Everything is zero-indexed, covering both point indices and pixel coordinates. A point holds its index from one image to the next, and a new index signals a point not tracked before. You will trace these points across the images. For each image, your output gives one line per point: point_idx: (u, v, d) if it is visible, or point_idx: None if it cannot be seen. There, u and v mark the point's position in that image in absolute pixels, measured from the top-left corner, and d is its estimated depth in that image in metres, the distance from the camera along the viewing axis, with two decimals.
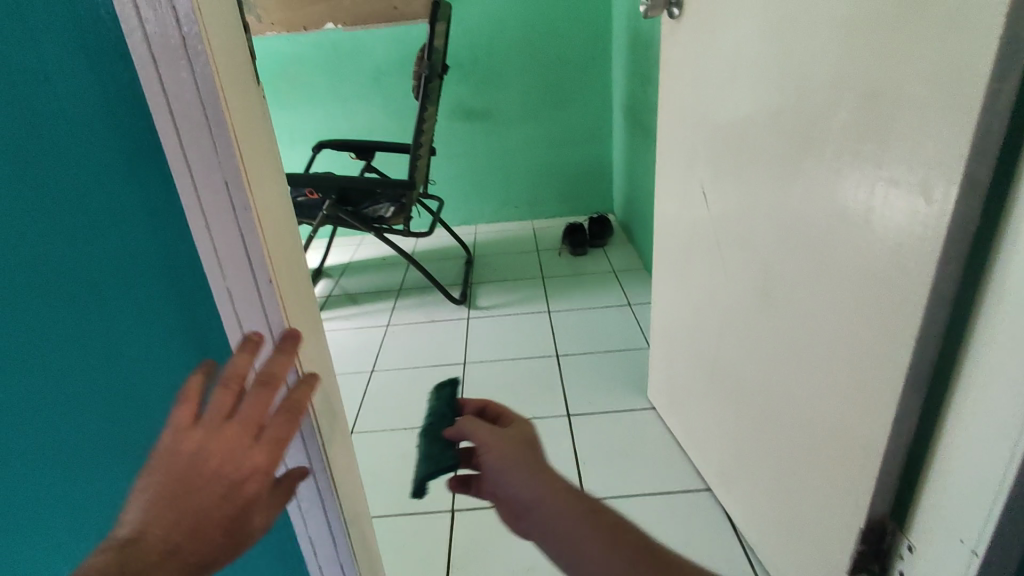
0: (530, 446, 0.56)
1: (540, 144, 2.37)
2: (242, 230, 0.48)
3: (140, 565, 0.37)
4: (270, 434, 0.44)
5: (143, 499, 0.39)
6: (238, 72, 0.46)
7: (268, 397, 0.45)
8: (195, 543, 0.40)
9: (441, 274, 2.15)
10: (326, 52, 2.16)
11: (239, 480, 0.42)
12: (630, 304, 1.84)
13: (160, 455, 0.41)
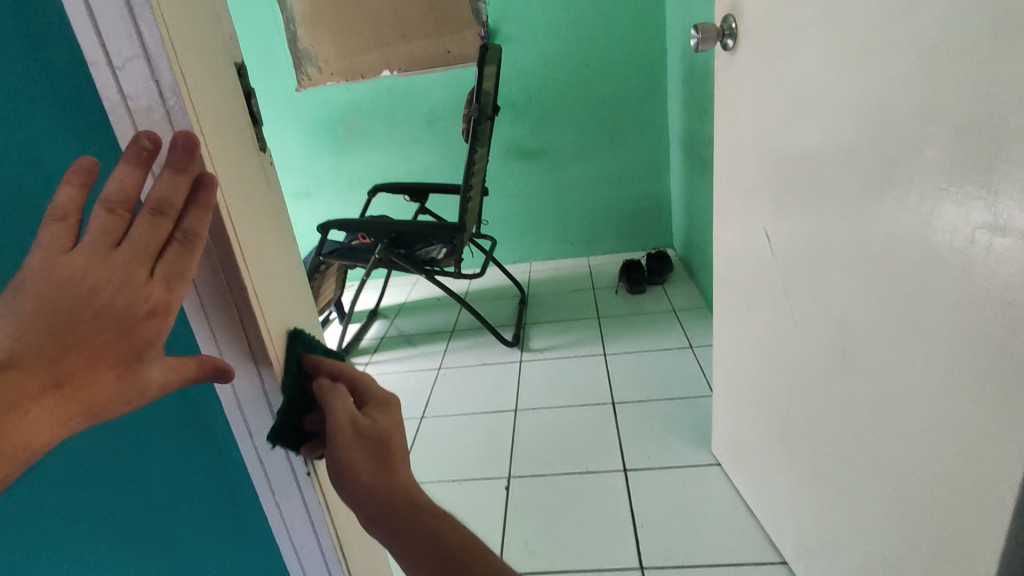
0: (386, 441, 0.45)
1: (594, 180, 2.32)
2: (238, 313, 0.45)
3: (6, 395, 0.32)
4: (167, 272, 0.37)
5: (11, 321, 0.33)
6: (232, 146, 0.43)
7: (163, 227, 0.37)
8: (88, 380, 0.35)
9: (494, 315, 2.11)
10: (382, 99, 2.22)
11: (136, 316, 0.36)
12: (692, 346, 1.73)
13: (30, 274, 0.34)
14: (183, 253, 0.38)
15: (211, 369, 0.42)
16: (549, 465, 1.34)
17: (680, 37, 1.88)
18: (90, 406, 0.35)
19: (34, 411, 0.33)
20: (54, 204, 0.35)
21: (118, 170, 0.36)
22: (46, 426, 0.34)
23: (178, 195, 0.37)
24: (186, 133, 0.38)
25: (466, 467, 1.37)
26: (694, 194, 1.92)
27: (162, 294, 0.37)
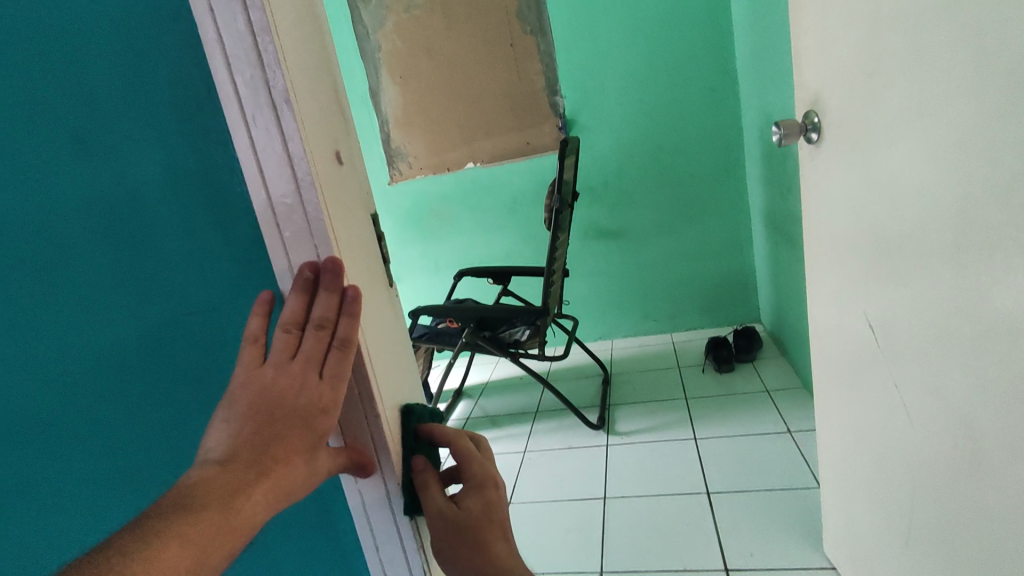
0: (477, 528, 0.50)
1: (675, 257, 2.32)
2: (372, 431, 0.51)
3: (229, 489, 0.39)
4: (333, 370, 0.45)
5: (228, 428, 0.42)
6: (371, 285, 0.51)
7: (327, 336, 0.45)
8: (285, 466, 0.42)
9: (578, 395, 2.10)
10: (467, 188, 2.36)
11: (314, 410, 0.44)
12: (791, 431, 1.63)
13: (236, 392, 0.44)
14: (344, 352, 0.45)
15: (356, 463, 0.50)
16: (642, 560, 1.28)
17: (756, 117, 1.90)
18: (288, 489, 0.42)
19: (253, 496, 0.40)
20: (245, 334, 0.46)
21: (290, 301, 0.45)
22: (260, 509, 0.40)
23: (335, 309, 0.45)
24: (330, 258, 0.45)
25: (556, 559, 1.33)
26: (782, 270, 1.87)
27: (330, 392, 0.45)
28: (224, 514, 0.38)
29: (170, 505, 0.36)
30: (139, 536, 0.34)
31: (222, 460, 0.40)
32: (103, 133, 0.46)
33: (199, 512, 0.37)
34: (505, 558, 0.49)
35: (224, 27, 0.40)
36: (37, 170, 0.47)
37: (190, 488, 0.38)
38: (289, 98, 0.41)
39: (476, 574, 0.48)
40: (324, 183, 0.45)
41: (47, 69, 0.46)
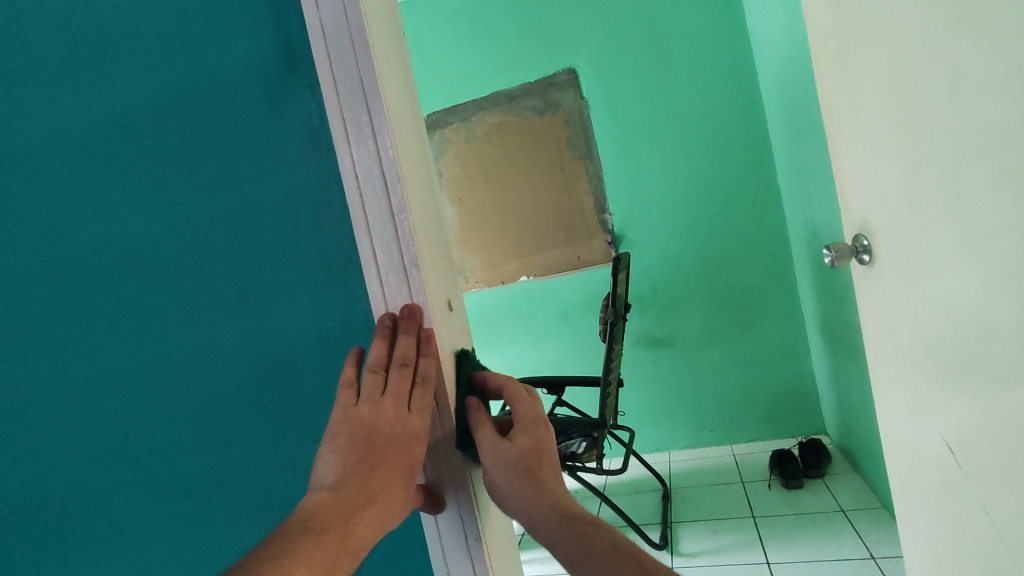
0: (531, 462, 0.50)
1: (730, 366, 2.30)
2: (473, 558, 0.54)
3: (341, 514, 0.45)
4: (421, 402, 0.49)
5: (334, 457, 0.47)
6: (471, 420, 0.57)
7: (412, 372, 0.49)
8: (386, 492, 0.47)
9: (638, 512, 2.02)
10: (519, 300, 2.46)
11: (408, 440, 0.49)
12: (874, 557, 1.52)
13: (336, 426, 0.49)
14: (427, 388, 0.50)
15: (433, 499, 0.53)
16: None
17: (802, 230, 1.97)
18: (389, 512, 0.47)
19: (363, 520, 0.46)
20: (342, 380, 0.51)
21: (374, 346, 0.50)
22: (368, 532, 0.46)
23: (415, 350, 0.50)
24: (408, 305, 0.51)
25: None
26: (844, 381, 1.83)
27: (419, 422, 0.49)
28: (340, 537, 0.44)
29: (297, 531, 0.43)
30: (275, 564, 0.41)
31: (331, 488, 0.46)
32: (260, 290, 0.56)
33: (319, 536, 0.43)
34: (560, 494, 0.50)
35: (370, 208, 0.50)
36: (210, 317, 0.58)
37: (310, 514, 0.44)
38: (417, 261, 0.50)
39: (530, 503, 0.49)
40: (437, 321, 0.52)
41: (223, 240, 0.56)
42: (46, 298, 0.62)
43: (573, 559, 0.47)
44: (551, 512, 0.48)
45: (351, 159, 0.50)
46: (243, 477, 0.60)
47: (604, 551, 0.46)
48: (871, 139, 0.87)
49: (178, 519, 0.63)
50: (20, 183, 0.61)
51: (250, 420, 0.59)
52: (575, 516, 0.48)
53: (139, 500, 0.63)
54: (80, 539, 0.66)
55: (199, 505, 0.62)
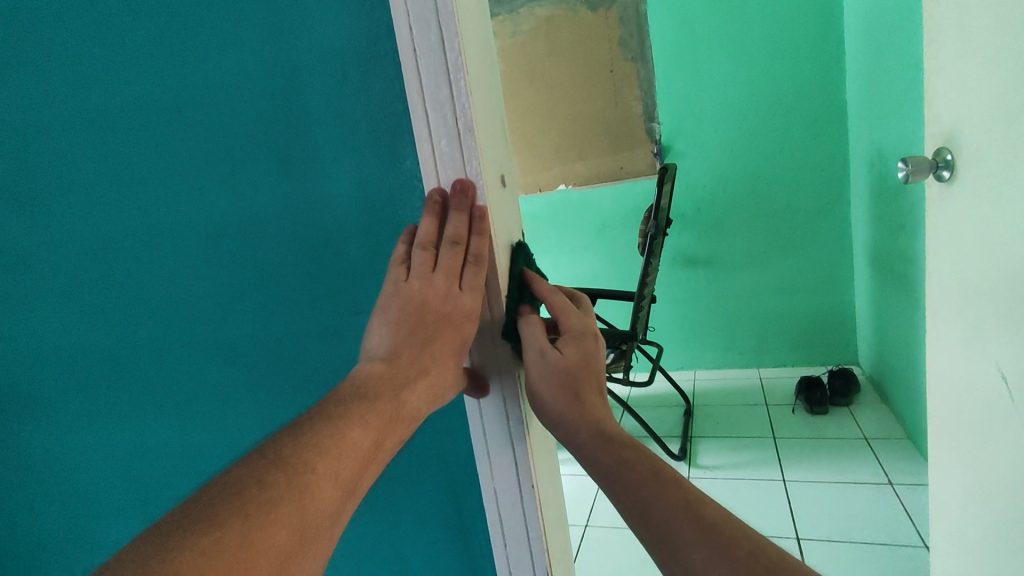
0: (577, 375, 0.50)
1: (767, 289, 2.25)
2: (513, 439, 0.54)
3: (392, 381, 0.45)
4: (472, 283, 0.48)
5: (385, 330, 0.47)
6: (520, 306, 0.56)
7: (462, 252, 0.48)
8: (436, 368, 0.47)
9: (659, 424, 2.07)
10: (557, 209, 2.40)
11: (458, 319, 0.48)
12: (892, 483, 1.54)
13: (387, 300, 0.48)
14: (479, 268, 0.48)
15: (475, 380, 0.53)
16: None
17: (866, 150, 1.84)
18: (441, 385, 0.47)
19: (416, 392, 0.46)
20: (393, 256, 0.50)
21: (424, 223, 0.48)
22: (421, 403, 0.47)
23: (467, 228, 0.48)
24: (459, 180, 0.48)
25: None
26: (888, 310, 1.78)
27: (469, 302, 0.48)
28: (392, 405, 0.45)
29: (350, 396, 0.44)
30: (329, 424, 0.42)
31: (384, 358, 0.46)
32: (306, 154, 0.53)
33: (372, 401, 0.44)
34: (601, 412, 0.49)
35: (423, 65, 0.46)
36: (252, 181, 0.56)
37: (363, 381, 0.45)
38: (472, 127, 0.46)
39: (572, 420, 0.49)
40: (491, 197, 0.50)
41: (267, 97, 0.53)
42: (82, 154, 0.60)
43: (614, 479, 0.46)
44: (594, 434, 0.48)
45: (405, 5, 0.45)
46: (285, 346, 0.61)
47: (646, 477, 0.45)
48: (978, 36, 0.77)
49: (222, 380, 0.65)
50: (53, 28, 0.57)
51: (290, 289, 0.59)
52: (614, 439, 0.48)
53: (184, 361, 0.65)
54: (128, 397, 0.68)
55: (246, 371, 0.64)
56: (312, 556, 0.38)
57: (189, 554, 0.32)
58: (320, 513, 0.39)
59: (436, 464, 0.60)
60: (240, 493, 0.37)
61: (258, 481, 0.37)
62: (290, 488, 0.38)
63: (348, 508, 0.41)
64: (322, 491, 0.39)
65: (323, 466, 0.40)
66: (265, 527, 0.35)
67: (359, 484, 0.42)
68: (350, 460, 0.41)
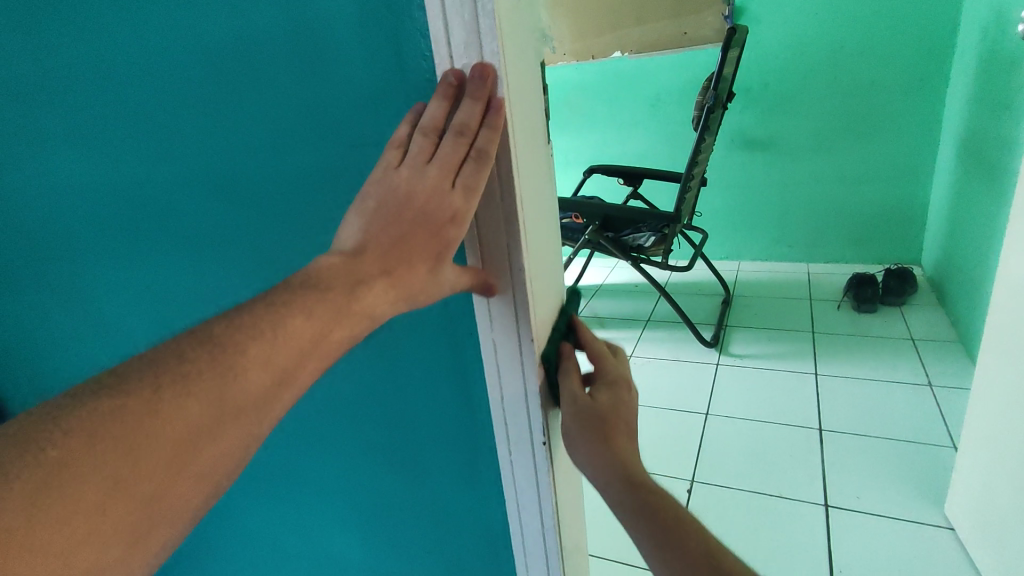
0: (608, 418, 0.45)
1: (831, 178, 2.07)
2: (519, 337, 0.46)
3: (351, 277, 0.37)
4: (467, 180, 0.39)
5: (360, 220, 0.39)
6: (537, 185, 0.46)
7: (466, 145, 0.39)
8: (408, 268, 0.39)
9: (694, 311, 2.03)
10: (610, 80, 2.22)
11: (444, 219, 0.39)
12: (932, 385, 1.49)
13: (371, 186, 0.40)
14: (481, 165, 0.39)
15: (476, 284, 0.44)
16: (738, 479, 1.27)
17: (982, 14, 1.57)
18: (411, 288, 0.39)
19: (375, 289, 0.38)
20: (393, 137, 0.41)
21: (432, 106, 0.39)
22: (382, 303, 0.38)
23: (478, 119, 0.39)
24: (479, 63, 0.38)
25: (649, 461, 1.36)
26: (969, 205, 1.60)
27: (461, 203, 0.39)
28: (344, 300, 0.37)
29: (301, 284, 0.36)
30: (269, 308, 0.35)
31: (351, 251, 0.38)
32: None
33: (321, 291, 0.36)
34: (632, 457, 0.44)
35: None
36: None
37: (317, 271, 0.37)
38: None
39: (598, 461, 0.43)
40: (511, 83, 0.40)
41: None
42: None
43: (635, 526, 0.40)
44: (618, 473, 0.42)
45: None
46: (232, 208, 0.51)
47: (671, 524, 0.40)
48: None
49: (179, 236, 0.55)
50: None
51: (242, 133, 0.47)
52: (644, 482, 0.42)
53: (125, 221, 0.56)
54: (78, 260, 0.60)
55: (203, 227, 0.53)
56: (234, 437, 0.33)
57: (80, 416, 0.29)
58: (244, 398, 0.33)
59: (434, 341, 0.51)
60: (154, 363, 0.32)
61: (178, 355, 0.32)
62: (210, 367, 0.32)
63: (284, 396, 0.35)
64: (246, 375, 0.33)
65: (254, 348, 0.33)
66: (174, 400, 0.31)
67: (298, 374, 0.35)
68: (288, 348, 0.34)
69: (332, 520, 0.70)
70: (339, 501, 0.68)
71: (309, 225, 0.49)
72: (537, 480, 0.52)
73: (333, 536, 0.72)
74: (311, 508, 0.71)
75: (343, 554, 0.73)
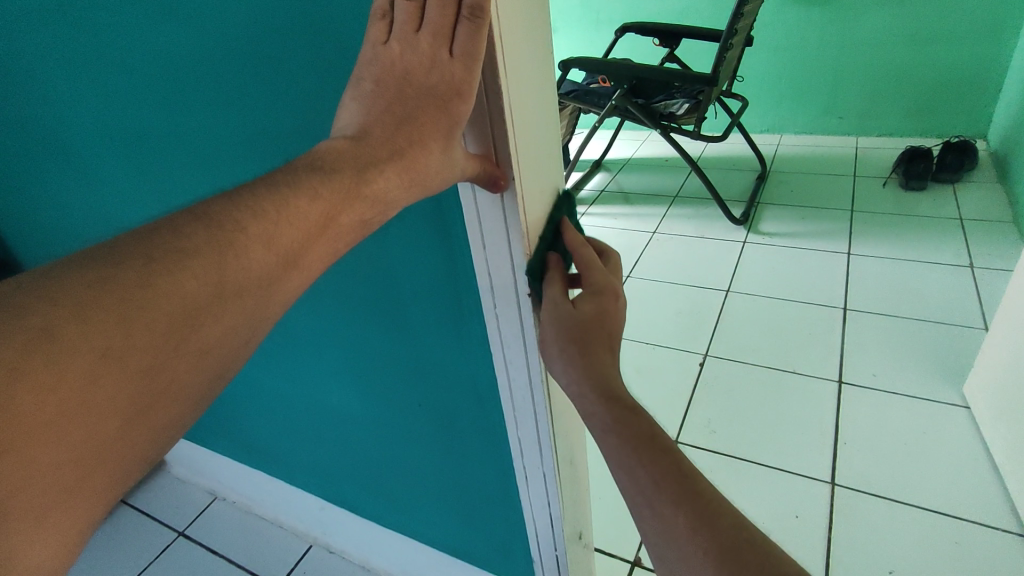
0: (587, 326, 0.39)
1: (896, 37, 1.84)
2: (507, 213, 0.41)
3: (353, 160, 0.33)
4: (465, 47, 0.33)
5: (358, 106, 0.35)
6: (530, 34, 0.39)
7: (455, 3, 0.33)
8: (418, 152, 0.34)
9: (726, 186, 1.92)
10: None
11: (444, 94, 0.34)
12: (972, 266, 1.40)
13: (361, 67, 0.35)
14: (477, 25, 0.33)
15: (486, 176, 0.39)
16: (752, 353, 1.26)
17: None
18: (423, 172, 0.35)
19: (387, 173, 0.34)
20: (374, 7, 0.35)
21: None
22: (394, 190, 0.34)
23: None
24: None
25: (664, 334, 1.35)
26: None
27: (462, 73, 0.33)
28: (353, 180, 0.32)
29: (303, 168, 0.32)
30: (270, 186, 0.31)
31: (355, 135, 0.34)
32: None
33: (326, 172, 0.32)
34: (611, 369, 0.38)
35: None
36: None
37: (320, 155, 0.33)
38: None
39: (573, 373, 0.39)
40: None
41: None
42: None
43: (605, 443, 0.37)
44: (591, 385, 0.38)
45: None
46: (176, 28, 0.45)
47: (643, 438, 0.35)
48: None
49: (128, 68, 0.50)
50: None
51: None
52: (617, 395, 0.37)
53: (74, 49, 0.51)
54: (49, 99, 0.57)
55: (150, 57, 0.48)
56: (236, 318, 0.30)
57: (66, 285, 0.25)
58: (249, 276, 0.30)
59: None
60: (148, 238, 0.28)
61: (172, 231, 0.29)
62: (209, 241, 0.29)
63: (288, 281, 0.31)
64: (250, 253, 0.29)
65: (258, 227, 0.30)
66: (173, 274, 0.27)
67: (305, 258, 0.32)
68: (294, 229, 0.31)
69: (326, 376, 0.71)
70: (330, 357, 0.68)
71: (262, 48, 0.43)
72: (525, 339, 0.48)
73: (328, 391, 0.73)
74: (306, 364, 0.71)
75: (337, 411, 0.74)
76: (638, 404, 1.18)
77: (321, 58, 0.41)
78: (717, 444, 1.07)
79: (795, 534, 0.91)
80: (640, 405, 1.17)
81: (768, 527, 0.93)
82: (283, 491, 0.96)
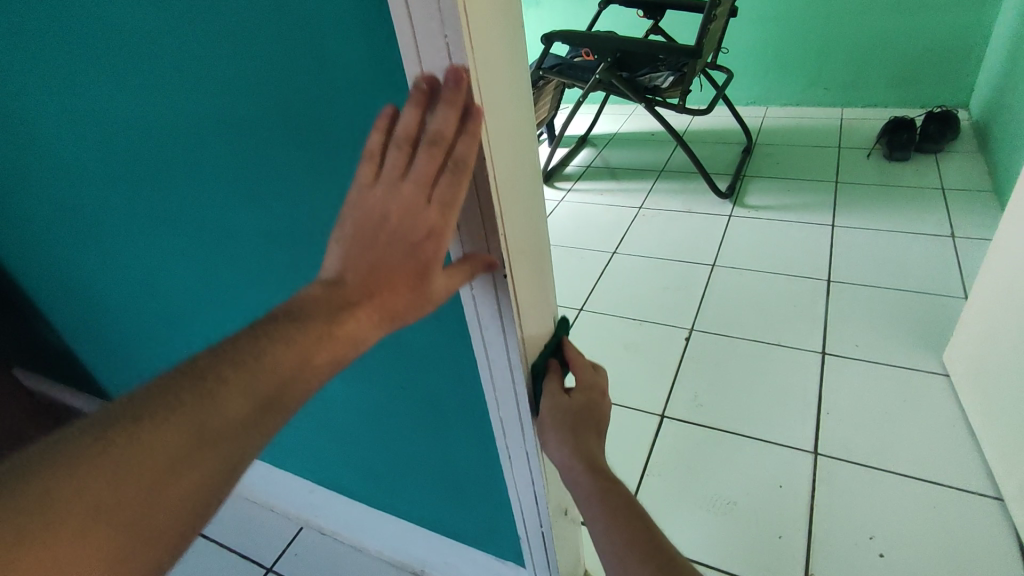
0: (581, 415, 0.48)
1: (879, 6, 1.83)
2: (484, 220, 0.41)
3: (328, 302, 0.35)
4: (444, 198, 0.35)
5: (340, 251, 0.36)
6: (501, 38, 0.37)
7: (442, 155, 0.34)
8: (391, 293, 0.36)
9: (712, 160, 1.92)
10: None
11: (419, 238, 0.35)
12: (954, 235, 1.42)
13: (347, 210, 0.36)
14: (458, 177, 0.35)
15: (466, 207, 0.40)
16: (737, 327, 1.27)
17: None
18: (395, 308, 0.36)
19: (360, 315, 0.35)
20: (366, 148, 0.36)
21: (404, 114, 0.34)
22: (368, 329, 0.36)
23: (453, 126, 0.34)
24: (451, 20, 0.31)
25: (650, 309, 1.36)
26: None
27: (440, 219, 0.35)
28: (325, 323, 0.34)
29: (283, 317, 0.35)
30: (253, 337, 0.33)
31: (331, 279, 0.36)
32: None
33: (303, 319, 0.34)
34: (598, 450, 0.47)
35: None
36: None
37: (299, 303, 0.35)
38: None
39: (564, 449, 0.47)
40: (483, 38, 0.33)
41: None
42: None
43: (589, 506, 0.44)
44: (581, 460, 0.45)
45: None
46: (114, 17, 0.42)
47: (621, 506, 0.43)
48: None
49: (68, 61, 0.47)
50: None
51: None
52: (602, 467, 0.45)
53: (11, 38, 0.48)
54: None
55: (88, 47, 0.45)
56: (217, 466, 0.31)
57: (67, 450, 0.29)
58: (226, 424, 0.31)
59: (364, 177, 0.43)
60: (143, 397, 0.31)
61: (161, 391, 0.31)
62: (192, 399, 0.31)
63: (268, 426, 0.33)
64: (227, 403, 0.31)
65: (237, 375, 0.32)
66: (156, 430, 0.30)
67: (285, 400, 0.33)
68: (269, 380, 0.32)
69: None
70: None
71: (206, 36, 0.40)
72: (503, 322, 0.48)
73: None
74: None
75: (320, 397, 0.74)
76: (625, 380, 1.19)
77: (270, 48, 0.39)
78: (702, 417, 1.09)
79: (779, 504, 0.93)
80: (627, 380, 1.19)
81: (754, 497, 0.95)
82: (273, 473, 0.97)
